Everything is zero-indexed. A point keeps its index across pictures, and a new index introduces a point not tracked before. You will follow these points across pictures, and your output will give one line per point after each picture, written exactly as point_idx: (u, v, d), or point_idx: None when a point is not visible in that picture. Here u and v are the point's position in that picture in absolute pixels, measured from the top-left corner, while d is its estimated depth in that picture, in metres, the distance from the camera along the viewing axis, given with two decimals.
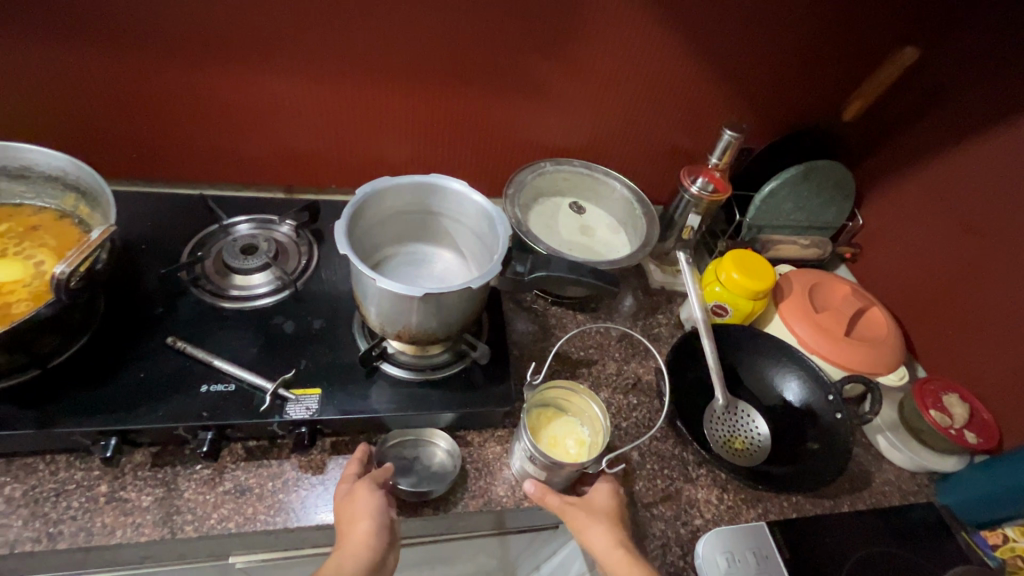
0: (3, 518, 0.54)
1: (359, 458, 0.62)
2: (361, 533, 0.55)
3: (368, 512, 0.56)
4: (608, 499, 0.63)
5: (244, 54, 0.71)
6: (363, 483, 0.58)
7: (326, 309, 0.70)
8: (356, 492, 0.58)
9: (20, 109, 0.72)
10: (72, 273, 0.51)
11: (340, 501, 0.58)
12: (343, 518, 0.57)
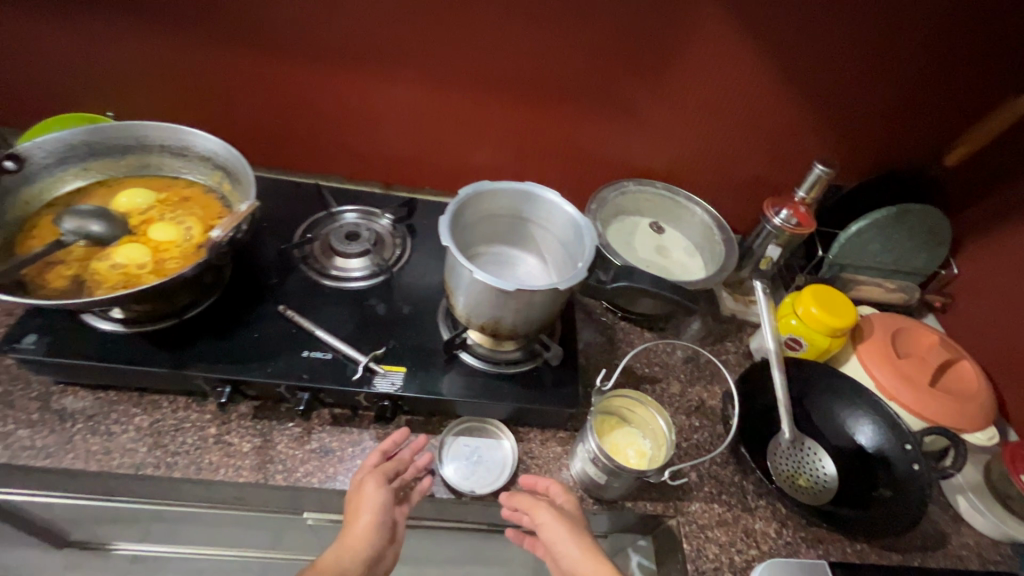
0: (133, 443, 0.63)
1: (378, 449, 0.64)
2: (362, 526, 0.58)
3: (369, 506, 0.58)
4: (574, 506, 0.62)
5: (369, 61, 0.80)
6: (372, 477, 0.60)
7: (414, 297, 0.76)
8: (365, 485, 0.60)
9: (181, 97, 0.84)
10: (223, 239, 0.59)
11: (352, 489, 0.61)
12: (351, 504, 0.60)
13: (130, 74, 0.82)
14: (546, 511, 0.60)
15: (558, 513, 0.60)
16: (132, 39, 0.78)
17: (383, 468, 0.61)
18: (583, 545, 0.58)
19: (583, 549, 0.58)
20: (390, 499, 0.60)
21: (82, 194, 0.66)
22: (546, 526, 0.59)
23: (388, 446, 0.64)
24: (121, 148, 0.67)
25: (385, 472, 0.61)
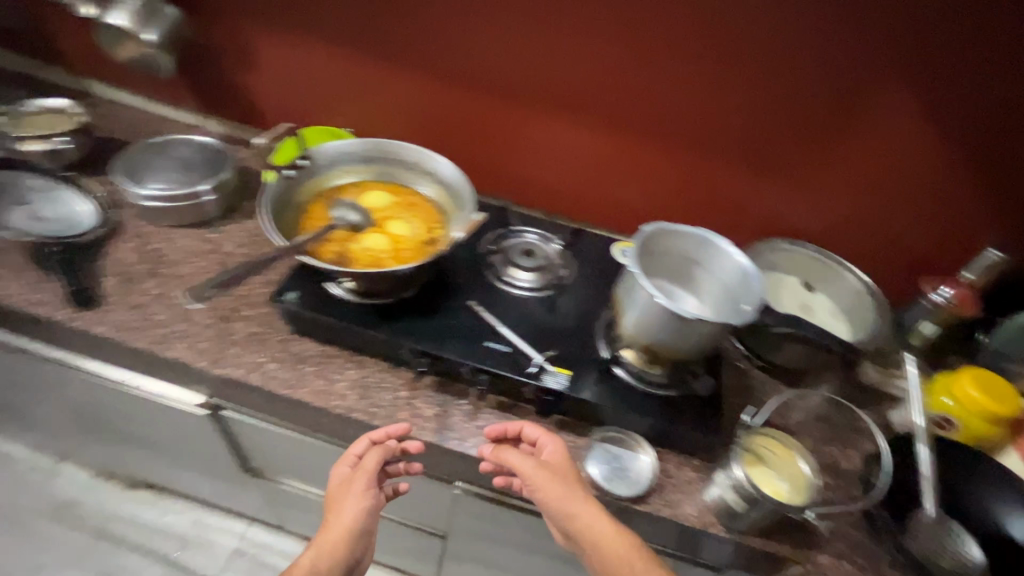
0: (346, 390, 0.78)
1: (365, 440, 0.74)
2: (347, 518, 0.75)
3: (354, 507, 0.75)
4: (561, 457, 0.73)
5: (565, 109, 0.94)
6: (360, 480, 0.75)
7: (576, 312, 0.87)
8: (355, 488, 0.75)
9: (407, 123, 1.04)
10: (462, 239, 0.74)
11: (342, 484, 0.76)
12: (337, 498, 0.76)
13: (376, 101, 1.03)
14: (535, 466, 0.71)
15: (545, 469, 0.71)
16: (389, 76, 0.99)
17: (371, 462, 0.73)
18: (574, 496, 0.69)
19: (585, 502, 0.69)
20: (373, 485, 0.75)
21: (340, 189, 0.83)
22: (534, 480, 0.70)
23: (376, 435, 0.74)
24: (368, 158, 0.85)
25: (372, 465, 0.73)
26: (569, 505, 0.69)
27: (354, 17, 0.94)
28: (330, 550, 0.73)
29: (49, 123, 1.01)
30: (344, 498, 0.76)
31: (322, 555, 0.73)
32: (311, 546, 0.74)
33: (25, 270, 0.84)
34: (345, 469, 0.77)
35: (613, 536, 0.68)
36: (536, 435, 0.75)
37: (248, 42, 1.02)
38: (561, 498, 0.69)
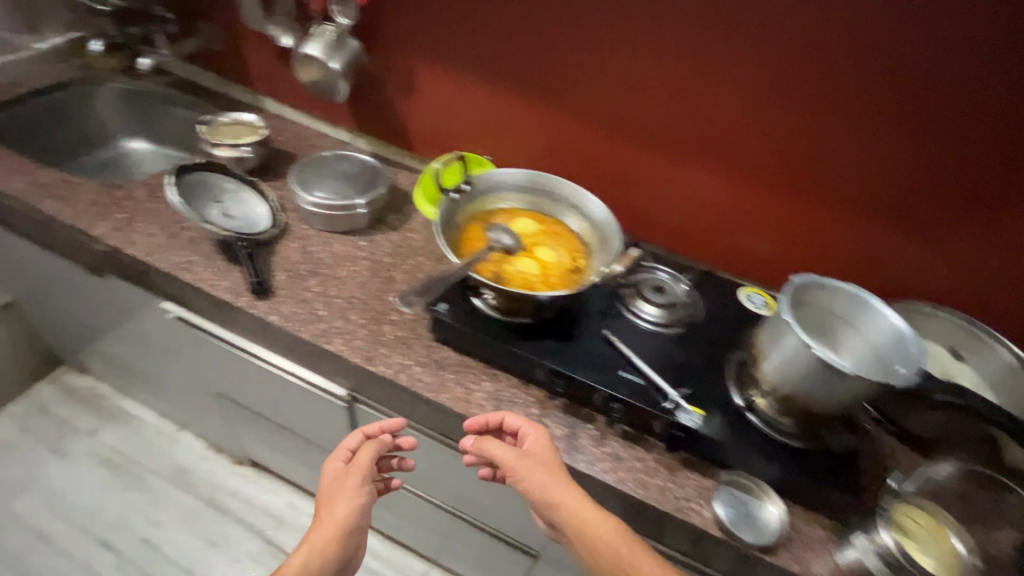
0: (482, 400, 0.84)
1: (360, 433, 0.86)
2: (337, 516, 0.78)
3: (348, 503, 0.79)
4: (544, 448, 0.75)
5: (703, 153, 0.98)
6: (354, 477, 0.81)
7: (705, 351, 0.88)
8: (348, 485, 0.81)
9: (543, 155, 1.11)
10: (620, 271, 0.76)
11: (335, 484, 0.82)
12: (328, 498, 0.81)
13: (517, 132, 1.11)
14: (511, 451, 0.74)
15: (527, 458, 0.74)
16: (535, 111, 1.07)
17: (367, 452, 0.83)
18: (562, 486, 0.72)
19: (567, 489, 0.72)
20: (368, 482, 0.81)
21: (489, 215, 0.90)
22: (519, 470, 0.73)
23: (370, 429, 0.87)
24: (520, 187, 0.92)
25: (368, 456, 0.83)
26: (552, 492, 0.71)
27: (514, 56, 1.02)
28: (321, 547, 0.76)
29: (239, 134, 1.16)
30: (337, 496, 0.80)
31: (313, 556, 0.75)
32: (302, 546, 0.76)
33: (214, 258, 0.96)
34: (338, 466, 0.84)
35: (601, 523, 0.70)
36: (518, 424, 0.78)
37: (411, 73, 1.12)
38: (543, 485, 0.72)
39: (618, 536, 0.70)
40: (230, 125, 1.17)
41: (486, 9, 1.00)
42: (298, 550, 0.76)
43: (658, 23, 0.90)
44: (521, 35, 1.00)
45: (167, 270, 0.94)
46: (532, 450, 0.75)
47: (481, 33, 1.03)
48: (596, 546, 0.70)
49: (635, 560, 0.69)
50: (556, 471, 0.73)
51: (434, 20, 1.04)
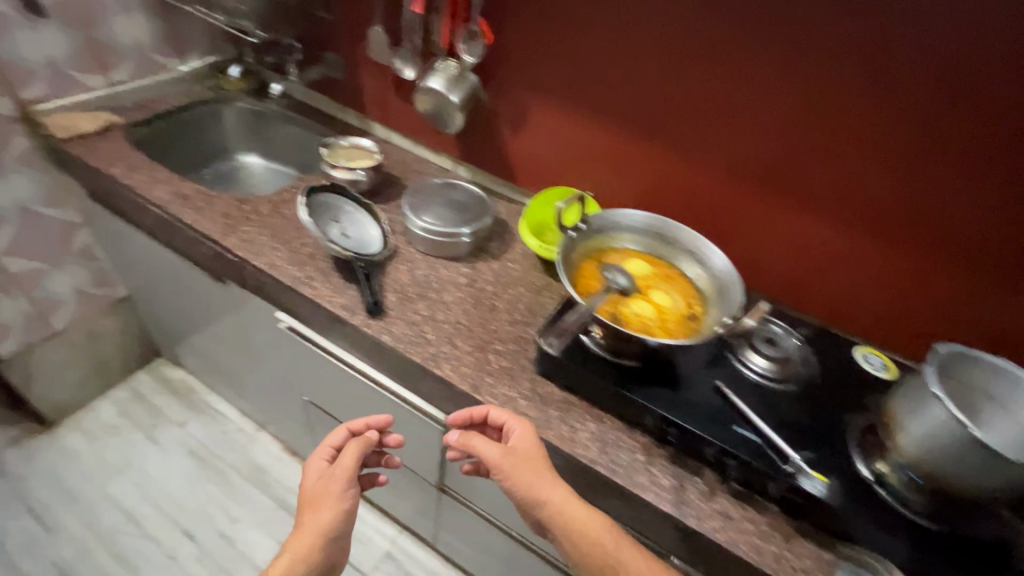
0: (588, 441, 0.83)
1: (343, 432, 0.96)
2: (322, 518, 0.87)
3: (331, 506, 0.89)
4: (531, 444, 0.78)
5: (821, 205, 0.96)
6: (337, 480, 0.90)
7: (825, 413, 0.83)
8: (331, 489, 0.90)
9: (637, 190, 1.13)
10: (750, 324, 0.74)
11: (320, 487, 0.91)
12: (312, 500, 0.90)
13: (612, 165, 1.13)
14: (497, 449, 0.78)
15: (509, 456, 0.78)
16: (635, 148, 1.08)
17: (349, 452, 0.92)
18: (546, 482, 0.77)
19: (549, 487, 0.76)
20: (350, 483, 0.91)
21: (602, 255, 0.90)
22: (505, 470, 0.77)
23: (354, 427, 0.97)
24: (634, 228, 0.92)
25: (350, 456, 0.92)
26: (542, 495, 0.76)
27: (622, 95, 1.04)
28: (305, 549, 0.85)
29: (356, 158, 1.22)
30: (320, 499, 0.89)
31: (298, 560, 0.84)
32: (288, 552, 0.84)
33: (331, 275, 1.01)
34: (324, 468, 0.93)
35: (586, 518, 0.76)
36: (505, 417, 0.81)
37: (524, 109, 1.15)
38: (532, 485, 0.76)
39: (603, 534, 0.75)
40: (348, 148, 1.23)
41: (602, 50, 1.02)
42: (284, 554, 0.84)
43: (779, 75, 0.89)
44: (639, 79, 1.01)
45: (289, 283, 0.99)
46: (522, 448, 0.78)
47: (591, 73, 1.05)
48: (583, 544, 0.75)
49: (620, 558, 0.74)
50: (546, 473, 0.77)
51: (547, 58, 1.07)
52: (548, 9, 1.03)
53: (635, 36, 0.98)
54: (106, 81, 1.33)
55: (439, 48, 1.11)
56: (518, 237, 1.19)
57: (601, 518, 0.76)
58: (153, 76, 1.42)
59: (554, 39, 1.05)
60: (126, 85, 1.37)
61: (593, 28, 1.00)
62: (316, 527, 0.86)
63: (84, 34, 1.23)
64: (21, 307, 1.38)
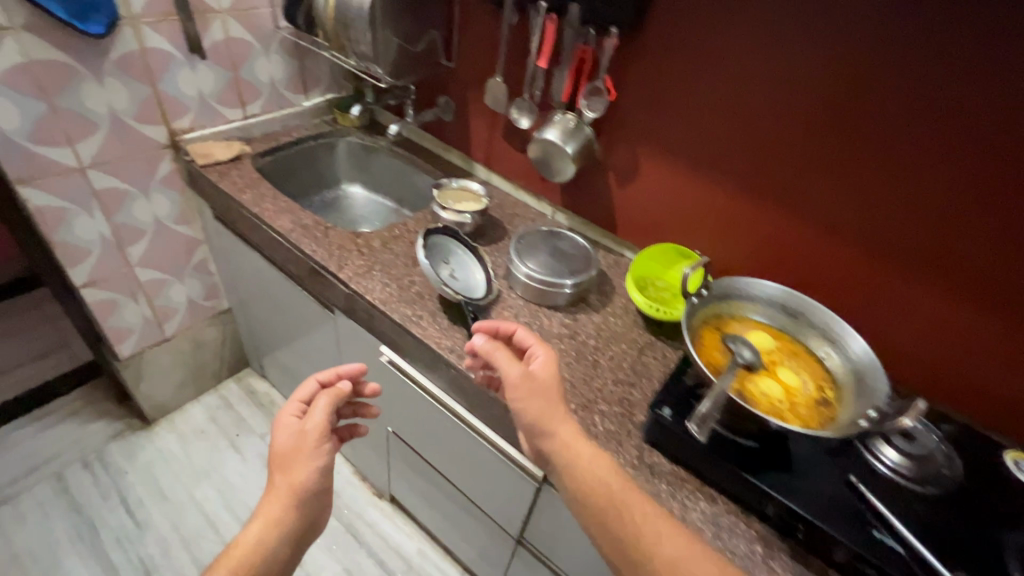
0: (702, 523, 0.78)
1: (312, 385, 1.00)
2: (296, 480, 0.88)
3: (305, 470, 0.89)
4: (549, 375, 0.84)
5: (963, 289, 0.88)
6: (312, 440, 0.91)
7: (978, 527, 0.74)
8: (304, 452, 0.90)
9: (749, 246, 1.09)
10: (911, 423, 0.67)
11: (293, 448, 0.91)
12: (283, 462, 0.90)
13: (722, 223, 1.11)
14: (519, 371, 0.84)
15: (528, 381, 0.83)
16: (753, 206, 1.05)
17: (321, 405, 0.94)
18: (558, 411, 0.82)
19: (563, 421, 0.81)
20: (324, 437, 0.92)
21: (722, 322, 0.87)
22: (521, 392, 0.83)
23: (322, 379, 1.01)
24: (754, 297, 0.88)
25: (320, 411, 0.94)
26: (549, 423, 0.80)
27: (745, 153, 1.01)
28: (280, 509, 0.86)
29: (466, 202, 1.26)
30: (292, 459, 0.90)
31: (269, 527, 0.84)
32: (260, 517, 0.84)
33: (438, 316, 1.03)
34: (293, 425, 0.94)
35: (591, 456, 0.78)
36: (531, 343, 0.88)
37: (636, 163, 1.15)
38: (543, 412, 0.81)
39: (603, 470, 0.76)
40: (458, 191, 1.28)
41: (724, 111, 1.00)
42: (255, 522, 0.84)
43: (935, 149, 0.82)
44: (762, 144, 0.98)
45: (400, 321, 1.02)
46: (537, 373, 0.84)
47: (715, 129, 1.02)
48: (585, 481, 0.76)
49: (623, 498, 0.74)
50: (549, 401, 0.82)
51: (667, 112, 1.06)
52: (670, 69, 1.02)
53: (769, 98, 0.94)
54: (243, 114, 1.44)
55: (559, 101, 1.13)
56: (619, 290, 1.17)
57: (606, 459, 0.77)
58: (280, 110, 1.53)
59: (677, 94, 1.03)
60: (258, 118, 1.48)
61: (722, 87, 0.98)
62: (290, 485, 0.87)
63: (231, 73, 1.36)
64: (143, 312, 1.50)
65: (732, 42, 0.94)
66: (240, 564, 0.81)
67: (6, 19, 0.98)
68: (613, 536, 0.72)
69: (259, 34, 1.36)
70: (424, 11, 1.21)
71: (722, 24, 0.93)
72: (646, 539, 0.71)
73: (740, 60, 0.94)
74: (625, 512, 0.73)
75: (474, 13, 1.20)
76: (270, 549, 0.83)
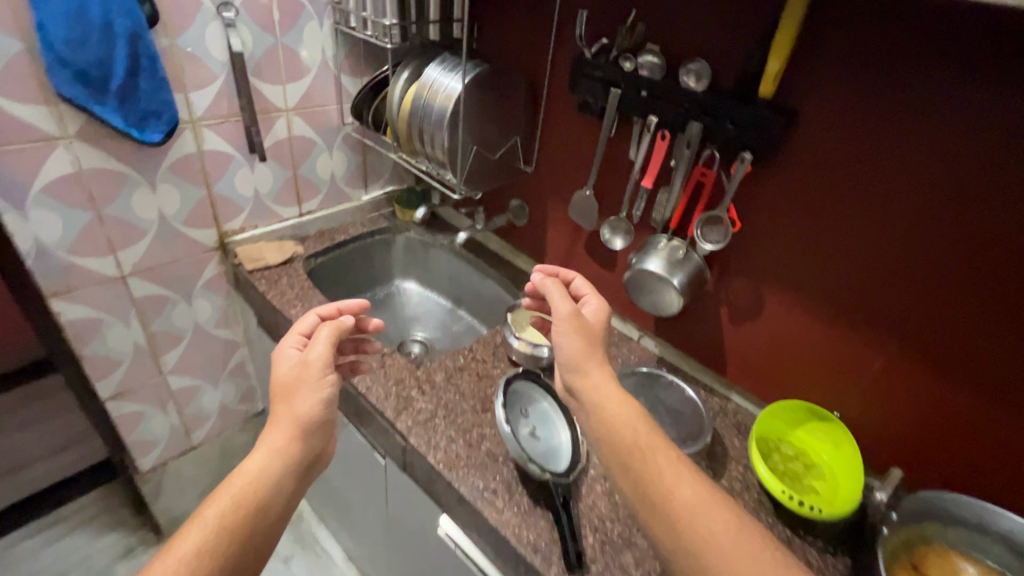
0: None
1: (313, 317, 0.83)
2: (301, 410, 0.72)
3: (313, 400, 0.74)
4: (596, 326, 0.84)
5: None
6: (318, 365, 0.75)
7: None
8: (308, 381, 0.75)
9: (909, 413, 0.84)
10: None
11: (292, 373, 0.75)
12: (285, 390, 0.74)
13: (851, 374, 0.89)
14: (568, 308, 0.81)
15: (574, 322, 0.81)
16: (919, 369, 0.81)
17: (325, 336, 0.78)
18: (594, 360, 0.79)
19: (600, 373, 0.78)
20: (331, 371, 0.76)
21: (916, 557, 0.67)
22: (563, 329, 0.80)
23: (324, 313, 0.85)
24: (954, 520, 0.68)
25: (326, 341, 0.77)
26: (583, 360, 0.78)
27: (911, 304, 0.79)
28: (284, 442, 0.70)
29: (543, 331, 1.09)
30: (296, 391, 0.74)
31: (275, 455, 0.70)
32: (262, 447, 0.70)
33: (516, 491, 0.82)
34: (293, 357, 0.77)
35: (618, 407, 0.75)
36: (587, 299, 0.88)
37: (755, 298, 0.95)
38: (579, 355, 0.79)
39: (627, 413, 0.74)
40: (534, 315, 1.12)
41: (859, 244, 0.81)
42: (257, 450, 0.70)
43: None
44: (912, 287, 0.78)
45: (468, 496, 0.81)
46: None
47: (870, 271, 0.82)
48: (608, 422, 0.74)
49: (648, 444, 0.71)
50: (586, 341, 0.80)
51: (805, 243, 0.86)
52: (795, 193, 0.84)
53: (928, 233, 0.75)
54: (298, 212, 1.33)
55: (663, 224, 0.96)
56: (732, 453, 0.95)
57: (634, 404, 0.75)
58: (337, 205, 1.41)
59: (821, 226, 0.84)
60: (314, 215, 1.37)
61: (884, 224, 0.78)
62: (293, 416, 0.72)
63: (291, 171, 1.26)
64: (170, 421, 1.35)
65: (903, 176, 0.74)
66: (240, 505, 0.65)
67: (59, 129, 0.90)
68: (630, 478, 0.68)
69: (323, 131, 1.26)
70: (505, 115, 1.09)
71: (891, 154, 0.74)
72: (667, 483, 0.67)
73: (914, 197, 0.74)
74: (645, 456, 0.69)
75: (561, 120, 1.07)
76: (271, 488, 0.68)
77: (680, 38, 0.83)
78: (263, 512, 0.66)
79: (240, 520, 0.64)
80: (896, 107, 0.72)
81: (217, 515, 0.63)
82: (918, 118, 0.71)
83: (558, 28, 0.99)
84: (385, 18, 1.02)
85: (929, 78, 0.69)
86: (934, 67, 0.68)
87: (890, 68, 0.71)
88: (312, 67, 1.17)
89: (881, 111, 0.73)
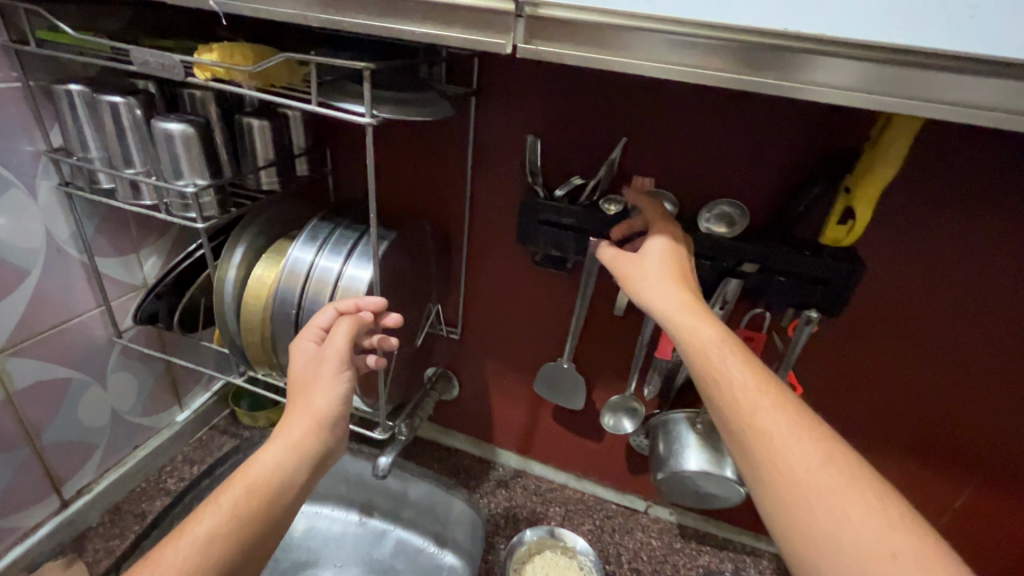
0: None
1: (331, 311, 0.57)
2: (315, 403, 0.52)
3: (327, 392, 0.53)
4: (659, 246, 0.53)
5: None
6: (333, 354, 0.54)
7: None
8: (321, 372, 0.53)
9: (1004, 542, 0.69)
10: None
11: (309, 363, 0.54)
12: (300, 379, 0.54)
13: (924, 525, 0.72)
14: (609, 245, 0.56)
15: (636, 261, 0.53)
16: (1002, 499, 0.66)
17: (343, 328, 0.55)
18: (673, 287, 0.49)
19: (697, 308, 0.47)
20: (349, 367, 0.55)
21: None
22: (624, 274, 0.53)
23: (345, 306, 0.58)
24: None
25: (346, 337, 0.55)
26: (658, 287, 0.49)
27: (996, 448, 0.63)
28: (300, 438, 0.50)
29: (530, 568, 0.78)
30: (311, 386, 0.53)
31: (291, 452, 0.49)
32: (279, 439, 0.50)
33: None
34: (309, 350, 0.56)
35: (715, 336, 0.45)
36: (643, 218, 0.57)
37: None
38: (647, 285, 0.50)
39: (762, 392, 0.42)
40: (519, 550, 0.79)
41: (924, 391, 0.62)
42: (273, 441, 0.50)
43: None
44: (995, 430, 0.62)
45: None
46: None
47: (937, 404, 0.63)
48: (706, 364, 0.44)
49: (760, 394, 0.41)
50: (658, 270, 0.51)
51: (869, 395, 0.65)
52: (838, 342, 0.63)
53: (1013, 372, 0.58)
54: (57, 499, 0.73)
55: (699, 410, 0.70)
56: None
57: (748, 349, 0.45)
58: (132, 453, 0.83)
59: (886, 372, 0.63)
60: (93, 490, 0.78)
61: (970, 361, 0.59)
62: (308, 414, 0.51)
63: (26, 447, 0.68)
64: None
65: (992, 300, 0.55)
66: (249, 500, 0.46)
67: None
68: (757, 480, 0.39)
69: (76, 359, 0.71)
70: (421, 282, 0.72)
71: (961, 274, 0.55)
72: (825, 490, 0.37)
73: (1008, 329, 0.56)
74: (788, 447, 0.39)
75: (500, 271, 0.75)
76: (291, 489, 0.49)
77: (683, 170, 0.60)
78: (279, 506, 0.48)
79: (252, 519, 0.46)
80: (973, 220, 0.52)
81: (229, 506, 0.46)
82: (994, 232, 0.52)
83: (476, 156, 0.67)
84: (180, 181, 0.58)
85: (1009, 206, 0.51)
86: (1012, 170, 0.49)
87: (956, 198, 0.52)
88: (31, 265, 0.63)
89: (942, 223, 0.53)
